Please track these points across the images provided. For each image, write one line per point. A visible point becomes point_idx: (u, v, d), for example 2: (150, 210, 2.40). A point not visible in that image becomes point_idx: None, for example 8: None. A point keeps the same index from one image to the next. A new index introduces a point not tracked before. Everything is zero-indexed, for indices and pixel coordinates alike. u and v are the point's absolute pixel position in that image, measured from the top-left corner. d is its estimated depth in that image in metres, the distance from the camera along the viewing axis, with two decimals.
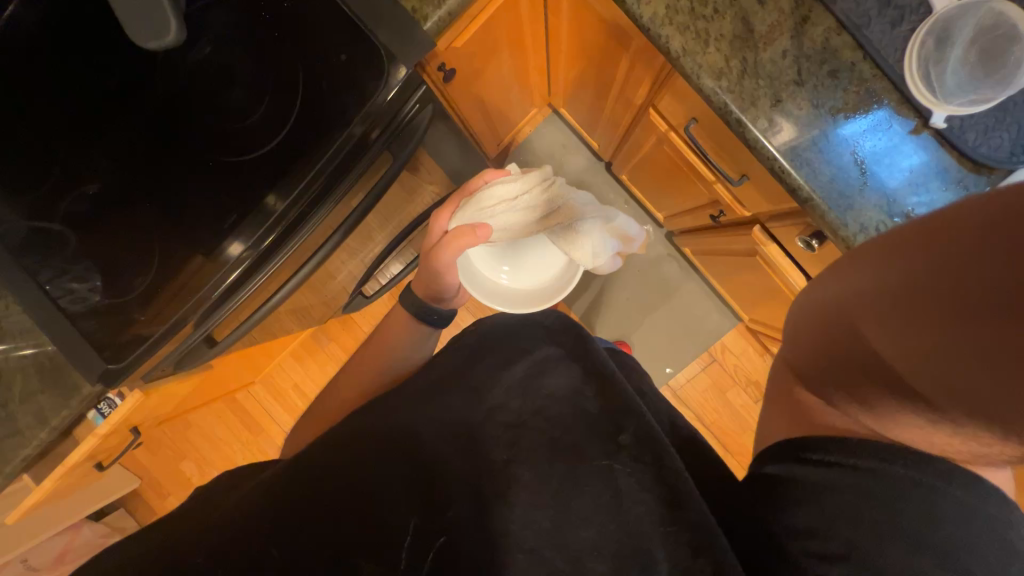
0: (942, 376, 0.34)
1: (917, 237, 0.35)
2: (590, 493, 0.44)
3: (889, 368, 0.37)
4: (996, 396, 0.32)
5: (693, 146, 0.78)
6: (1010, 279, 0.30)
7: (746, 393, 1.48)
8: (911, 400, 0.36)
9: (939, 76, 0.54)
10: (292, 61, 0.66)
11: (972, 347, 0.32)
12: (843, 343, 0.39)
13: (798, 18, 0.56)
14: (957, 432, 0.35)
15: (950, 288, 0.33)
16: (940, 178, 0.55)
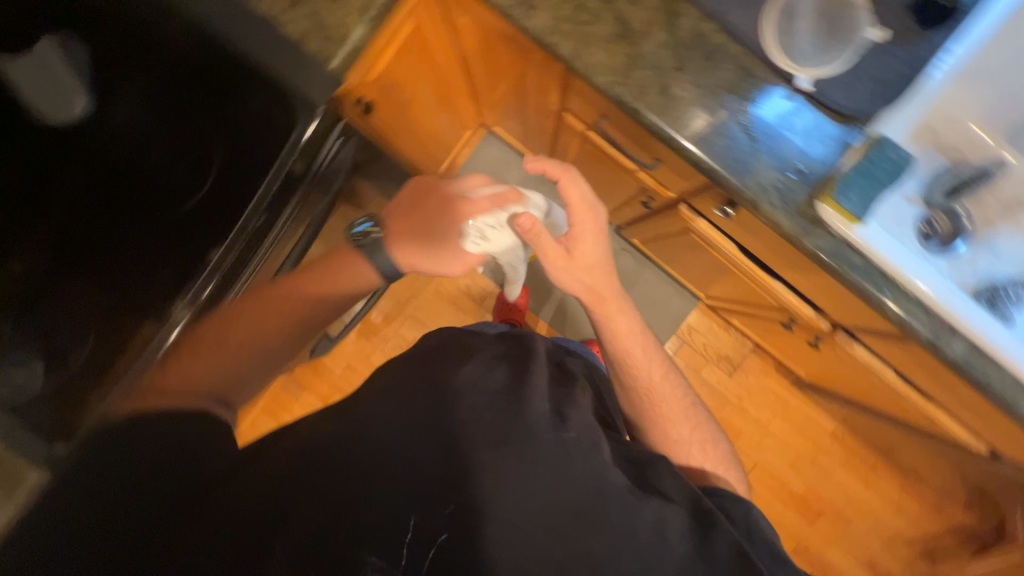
0: (669, 373, 0.75)
1: (626, 321, 0.74)
2: (563, 450, 0.50)
3: (656, 382, 0.73)
4: (673, 376, 0.75)
5: (608, 140, 0.83)
6: (644, 332, 0.76)
7: (719, 368, 1.56)
8: (674, 390, 0.74)
9: (795, 48, 0.61)
10: (215, 117, 0.69)
11: (661, 354, 0.75)
12: (641, 382, 0.72)
13: (667, 14, 0.62)
14: (697, 414, 0.73)
15: (643, 337, 0.75)
16: (817, 133, 0.61)
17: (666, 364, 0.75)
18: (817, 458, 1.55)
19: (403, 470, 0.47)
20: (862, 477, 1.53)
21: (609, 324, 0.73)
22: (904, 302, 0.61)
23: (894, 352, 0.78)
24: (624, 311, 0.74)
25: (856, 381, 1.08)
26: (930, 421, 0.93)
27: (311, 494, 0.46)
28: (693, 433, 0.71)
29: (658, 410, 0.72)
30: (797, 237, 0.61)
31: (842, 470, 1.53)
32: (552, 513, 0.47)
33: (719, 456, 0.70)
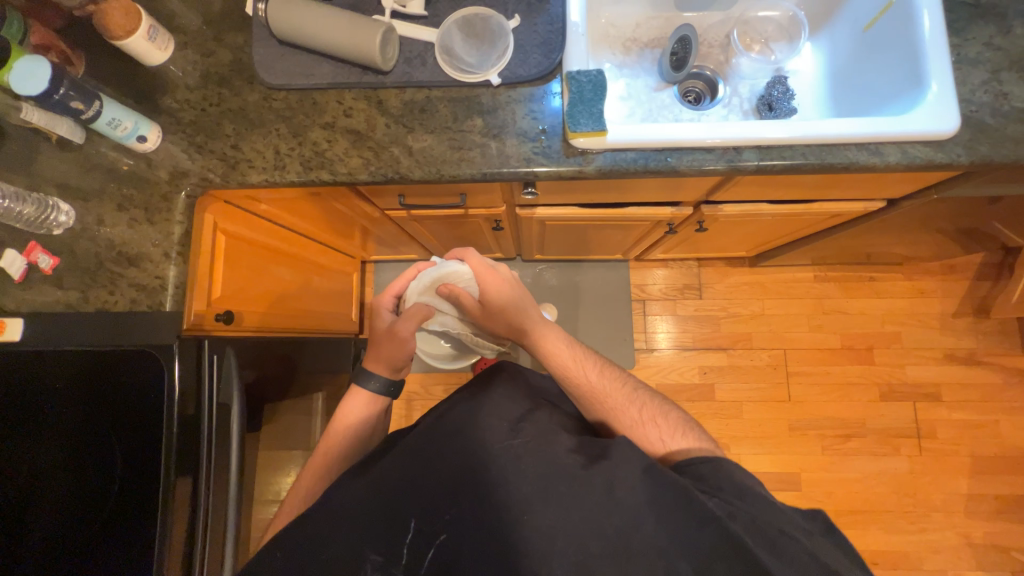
0: (608, 372, 0.76)
1: (553, 340, 0.79)
2: (524, 459, 0.60)
3: (597, 384, 0.74)
4: (614, 373, 0.77)
5: (425, 208, 0.93)
6: (571, 343, 0.79)
7: (689, 299, 1.62)
8: (619, 382, 0.75)
9: (473, 65, 0.73)
10: (98, 389, 0.71)
11: (592, 358, 0.79)
12: (582, 383, 0.74)
13: (377, 103, 0.74)
14: (648, 399, 0.74)
15: (571, 347, 0.79)
16: (537, 99, 0.73)
17: (601, 363, 0.78)
18: (814, 306, 1.60)
19: (391, 502, 0.59)
20: (855, 294, 1.60)
21: (539, 343, 0.79)
22: (689, 155, 0.71)
23: (742, 192, 0.85)
24: (548, 333, 0.79)
25: (765, 230, 1.16)
26: (832, 217, 1.00)
27: (344, 528, 0.58)
28: (645, 413, 0.71)
29: (606, 402, 0.73)
30: (580, 172, 0.71)
31: (837, 299, 1.60)
32: (522, 501, 0.57)
33: (676, 426, 0.69)
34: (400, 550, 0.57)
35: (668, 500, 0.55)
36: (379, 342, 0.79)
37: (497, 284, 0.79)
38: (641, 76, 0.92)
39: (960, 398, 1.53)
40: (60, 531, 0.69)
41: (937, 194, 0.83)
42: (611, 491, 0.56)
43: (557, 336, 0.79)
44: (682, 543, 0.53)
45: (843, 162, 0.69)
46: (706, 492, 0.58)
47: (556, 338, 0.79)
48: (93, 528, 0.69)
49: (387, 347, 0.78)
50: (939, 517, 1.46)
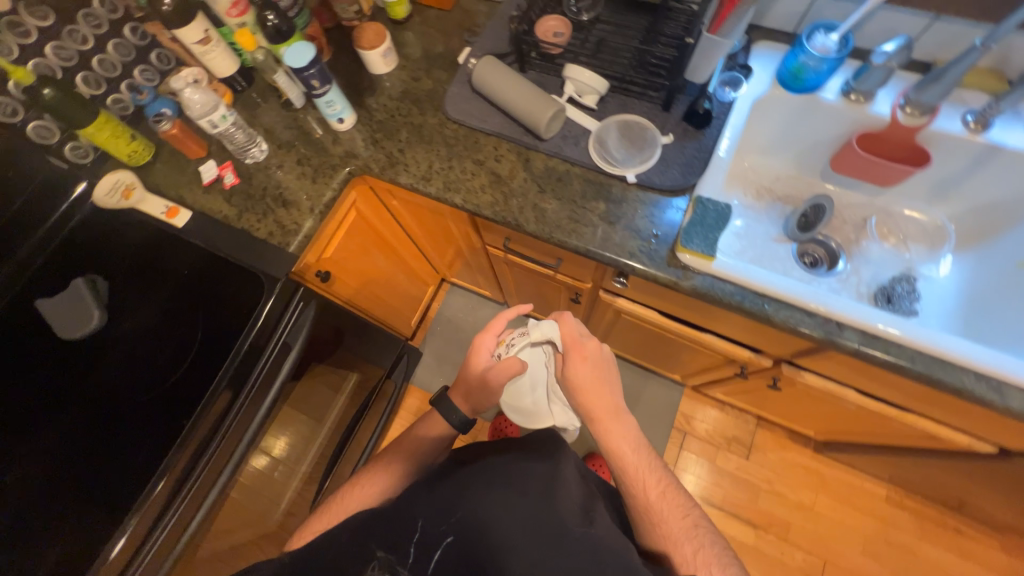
0: (669, 486, 0.68)
1: (621, 436, 0.70)
2: (571, 528, 0.56)
3: (652, 500, 0.66)
4: (674, 488, 0.68)
5: (521, 257, 1.01)
6: (640, 443, 0.70)
7: (734, 454, 1.49)
8: (680, 503, 0.66)
9: (616, 158, 0.82)
10: (217, 288, 0.85)
11: (656, 466, 0.70)
12: (637, 496, 0.67)
13: (524, 161, 0.85)
14: (708, 533, 0.65)
15: (639, 447, 0.70)
16: (663, 207, 0.79)
17: (664, 475, 0.69)
18: (876, 529, 1.38)
19: (422, 509, 0.60)
20: (933, 540, 1.35)
21: (605, 437, 0.70)
22: (792, 313, 0.71)
23: (829, 367, 0.81)
24: (619, 427, 0.70)
25: (845, 419, 1.07)
26: (928, 438, 0.89)
27: (373, 517, 0.60)
28: (704, 555, 0.61)
29: (657, 525, 0.65)
30: (676, 283, 0.74)
31: (906, 534, 1.37)
32: (560, 566, 0.52)
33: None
34: (408, 551, 0.56)
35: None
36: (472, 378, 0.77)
37: (580, 364, 0.73)
38: (765, 222, 0.95)
39: None
40: (133, 386, 0.81)
41: None
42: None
43: (627, 435, 0.70)
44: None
45: (951, 382, 0.65)
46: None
47: (625, 434, 0.70)
48: (153, 392, 0.79)
49: (478, 394, 0.76)
50: None
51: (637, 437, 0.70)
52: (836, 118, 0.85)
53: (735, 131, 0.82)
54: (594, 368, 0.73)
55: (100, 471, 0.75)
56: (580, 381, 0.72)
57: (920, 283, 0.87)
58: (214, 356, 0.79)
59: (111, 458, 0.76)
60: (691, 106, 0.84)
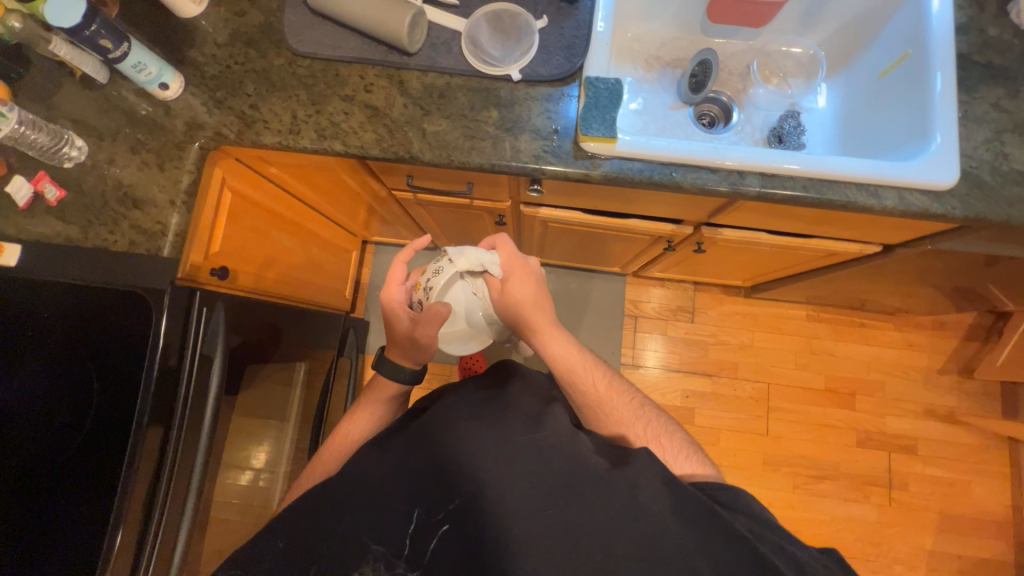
0: (610, 382, 0.73)
1: (560, 344, 0.73)
2: (540, 453, 0.56)
3: (597, 396, 0.71)
4: (616, 383, 0.74)
5: (431, 192, 0.95)
6: (577, 346, 0.74)
7: (681, 321, 1.63)
8: (626, 393, 0.73)
9: (495, 58, 0.75)
10: (93, 314, 0.71)
11: (596, 364, 0.74)
12: (585, 395, 0.71)
13: (397, 84, 0.76)
14: (655, 413, 0.72)
15: (578, 351, 0.73)
16: (555, 99, 0.74)
17: (605, 372, 0.74)
18: (803, 344, 1.61)
19: (398, 478, 0.56)
20: (845, 338, 1.61)
21: (545, 345, 0.73)
22: (698, 175, 0.72)
23: (741, 217, 0.87)
24: (556, 334, 0.73)
25: (764, 261, 1.17)
26: (828, 255, 1.01)
27: (346, 510, 0.55)
28: (651, 432, 0.68)
29: (608, 415, 0.70)
30: (586, 175, 0.72)
31: (826, 340, 1.61)
32: (543, 502, 0.53)
33: (682, 449, 0.66)
34: (402, 545, 0.53)
35: (689, 520, 0.52)
36: (399, 335, 0.73)
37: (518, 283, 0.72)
38: (659, 92, 0.93)
39: (935, 453, 1.53)
40: (38, 446, 0.69)
41: (925, 242, 0.86)
42: (641, 512, 0.52)
43: (566, 340, 0.73)
44: (710, 561, 0.50)
45: (839, 199, 0.71)
46: (733, 511, 0.54)
47: (564, 342, 0.73)
48: (66, 446, 0.69)
49: (411, 350, 0.73)
50: (900, 570, 1.47)
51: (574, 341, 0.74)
52: None
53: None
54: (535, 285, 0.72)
55: (35, 541, 0.66)
56: (518, 299, 0.71)
57: (803, 116, 0.92)
58: (122, 391, 0.70)
59: (43, 527, 0.67)
60: None
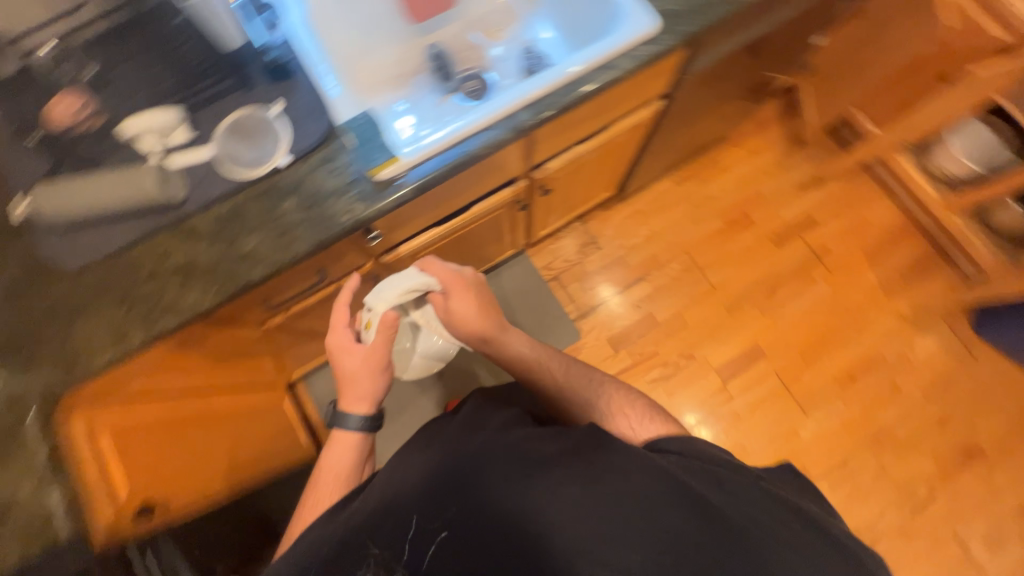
0: (570, 367, 0.84)
1: (520, 347, 0.85)
2: (508, 446, 0.64)
3: (561, 380, 0.82)
4: (576, 367, 0.84)
5: (296, 300, 0.94)
6: (535, 347, 0.86)
7: (591, 254, 1.73)
8: (587, 369, 0.83)
9: (260, 158, 0.77)
10: None
11: (556, 357, 0.86)
12: (548, 383, 0.82)
13: (189, 234, 0.75)
14: (618, 386, 0.82)
15: (538, 350, 0.86)
16: (332, 157, 0.78)
17: (566, 361, 0.86)
18: (687, 205, 1.77)
19: (389, 502, 0.61)
20: (709, 178, 1.80)
21: (503, 347, 0.85)
22: (483, 138, 0.79)
23: (546, 145, 0.95)
24: (509, 338, 0.85)
25: (605, 165, 1.29)
26: (634, 129, 1.14)
27: (340, 545, 0.59)
28: (617, 404, 0.79)
29: (573, 394, 0.80)
30: (399, 197, 0.76)
31: (699, 190, 1.79)
32: (528, 486, 0.59)
33: (646, 414, 0.77)
34: (402, 549, 0.57)
35: (652, 471, 0.60)
36: (348, 379, 0.84)
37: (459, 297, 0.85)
38: (424, 98, 1.01)
39: (827, 212, 1.75)
40: None
41: (683, 77, 1.01)
42: (603, 463, 0.61)
43: (519, 341, 0.86)
44: (666, 502, 0.57)
45: (592, 87, 0.81)
46: (683, 464, 0.64)
47: (523, 343, 0.86)
48: None
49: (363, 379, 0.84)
50: (870, 312, 1.66)
51: (529, 343, 0.86)
52: None
53: (321, 65, 0.83)
54: (473, 297, 0.85)
55: None
56: (462, 311, 0.84)
57: (540, 45, 1.04)
58: None
59: None
60: (264, 66, 0.81)
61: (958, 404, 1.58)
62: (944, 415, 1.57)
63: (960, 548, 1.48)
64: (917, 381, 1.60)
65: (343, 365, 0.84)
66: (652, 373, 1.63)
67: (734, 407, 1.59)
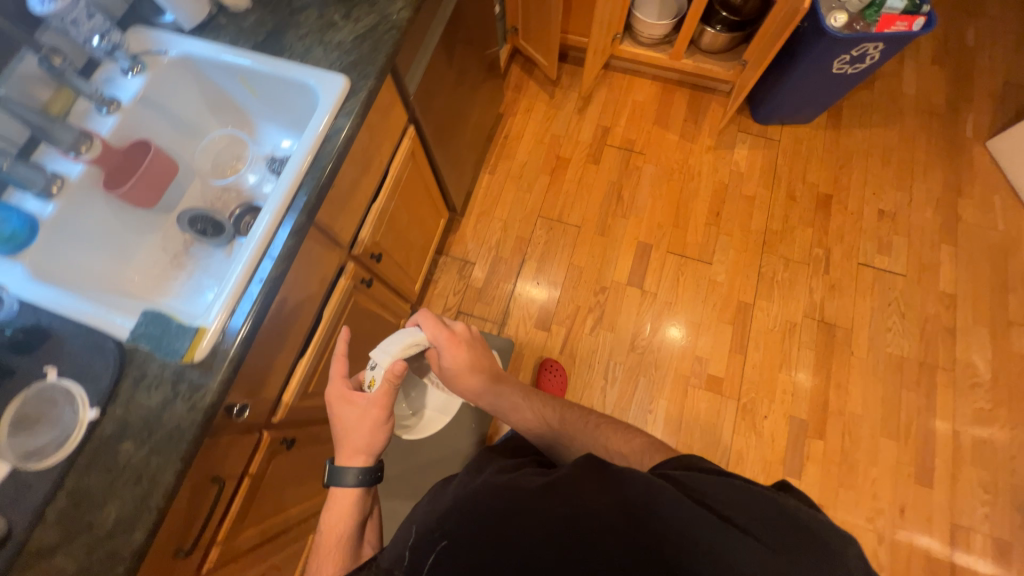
0: (565, 408, 1.00)
1: (521, 393, 1.03)
2: (503, 485, 0.66)
3: (558, 413, 0.98)
4: (572, 409, 1.00)
5: (217, 522, 0.84)
6: (534, 400, 1.02)
7: (471, 272, 1.78)
8: (581, 409, 1.00)
9: (63, 430, 0.68)
10: None
11: (551, 399, 1.03)
12: (546, 420, 0.97)
13: (36, 558, 0.63)
14: (613, 424, 0.96)
15: (536, 397, 1.03)
16: (140, 374, 0.71)
17: (562, 403, 1.02)
18: (512, 181, 1.90)
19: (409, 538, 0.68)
20: (513, 150, 1.95)
21: (503, 394, 1.02)
22: (274, 255, 0.78)
23: (342, 222, 0.97)
24: (508, 387, 1.04)
25: (417, 204, 1.33)
26: (410, 159, 1.20)
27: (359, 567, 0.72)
28: (608, 433, 0.93)
29: (567, 425, 0.96)
30: (233, 360, 0.73)
31: (512, 164, 1.92)
32: (535, 509, 0.61)
33: (642, 447, 0.89)
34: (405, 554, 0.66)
35: (643, 491, 0.60)
36: (345, 433, 0.89)
37: (456, 351, 1.01)
38: (212, 261, 0.98)
39: (609, 115, 1.99)
40: None
41: (411, 99, 1.08)
42: (593, 494, 0.61)
43: (515, 388, 1.04)
44: (659, 520, 0.57)
45: (335, 150, 0.85)
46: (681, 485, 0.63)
47: (523, 393, 1.03)
48: None
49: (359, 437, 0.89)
50: (691, 161, 1.90)
51: (528, 394, 1.04)
52: (79, 205, 0.85)
53: (58, 297, 0.74)
54: (469, 351, 1.03)
55: None
56: (464, 360, 1.02)
57: (286, 153, 1.05)
58: None
59: None
60: (6, 346, 0.72)
61: (791, 177, 1.87)
62: (789, 191, 1.85)
63: (870, 270, 1.73)
64: (756, 183, 1.86)
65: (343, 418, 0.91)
66: (587, 323, 1.70)
67: (662, 299, 1.71)
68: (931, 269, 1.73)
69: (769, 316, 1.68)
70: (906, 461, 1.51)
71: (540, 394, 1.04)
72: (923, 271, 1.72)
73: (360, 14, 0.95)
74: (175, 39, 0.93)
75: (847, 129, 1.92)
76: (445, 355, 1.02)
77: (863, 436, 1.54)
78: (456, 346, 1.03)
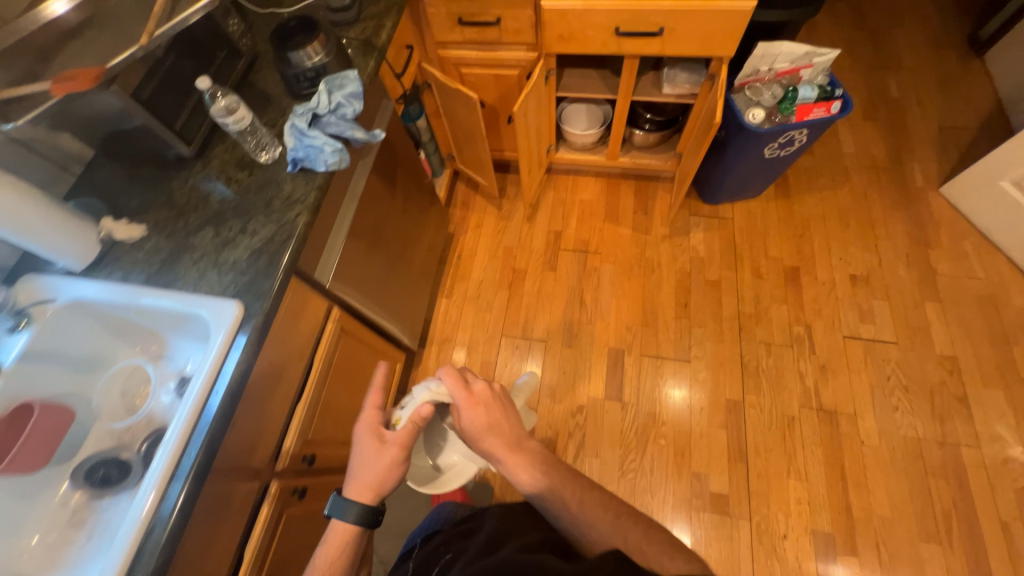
0: (584, 492, 0.83)
1: (540, 465, 0.85)
2: (533, 563, 0.64)
3: (574, 497, 0.81)
4: (592, 495, 0.82)
5: None
6: (552, 470, 0.85)
7: None
8: (601, 492, 0.83)
9: None
10: None
11: (569, 474, 0.86)
12: (559, 501, 0.81)
13: None
14: (635, 519, 0.77)
15: (559, 469, 0.86)
16: None
17: (579, 482, 0.84)
18: (470, 302, 1.84)
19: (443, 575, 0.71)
20: (467, 270, 1.91)
21: (514, 464, 0.85)
22: (155, 534, 0.69)
23: (254, 449, 0.88)
24: (524, 455, 0.86)
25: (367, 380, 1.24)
26: (340, 339, 1.13)
27: None
28: (629, 532, 0.75)
29: (581, 511, 0.79)
30: None
31: (468, 285, 1.88)
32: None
33: (665, 550, 0.70)
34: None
35: None
36: (361, 467, 0.87)
37: (473, 410, 0.86)
38: (112, 513, 0.86)
39: (559, 218, 1.98)
40: None
41: (329, 287, 1.03)
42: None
43: (532, 455, 0.86)
44: None
45: (229, 388, 0.78)
46: None
47: (541, 464, 0.85)
48: None
49: (376, 474, 0.87)
50: (648, 254, 1.86)
51: (548, 462, 0.86)
52: None
53: None
54: (489, 410, 0.87)
55: None
56: (479, 422, 0.86)
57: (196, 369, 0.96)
58: None
59: None
60: None
61: (753, 254, 1.81)
62: (755, 269, 1.79)
63: (859, 342, 1.62)
64: (719, 266, 1.81)
65: (364, 447, 0.88)
66: (570, 450, 1.56)
67: (645, 409, 1.59)
68: (922, 331, 1.62)
69: (763, 412, 1.55)
70: (956, 568, 1.31)
71: (560, 465, 0.87)
72: (914, 335, 1.62)
73: (257, 226, 0.91)
74: (65, 284, 0.88)
75: (797, 196, 1.90)
76: (463, 417, 0.87)
77: (900, 544, 1.35)
78: (476, 410, 0.87)
